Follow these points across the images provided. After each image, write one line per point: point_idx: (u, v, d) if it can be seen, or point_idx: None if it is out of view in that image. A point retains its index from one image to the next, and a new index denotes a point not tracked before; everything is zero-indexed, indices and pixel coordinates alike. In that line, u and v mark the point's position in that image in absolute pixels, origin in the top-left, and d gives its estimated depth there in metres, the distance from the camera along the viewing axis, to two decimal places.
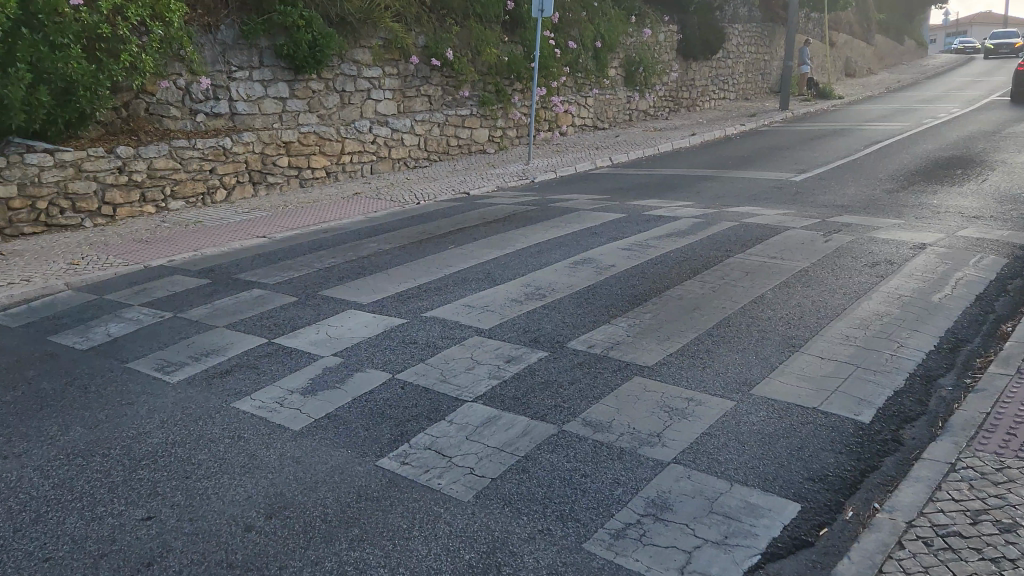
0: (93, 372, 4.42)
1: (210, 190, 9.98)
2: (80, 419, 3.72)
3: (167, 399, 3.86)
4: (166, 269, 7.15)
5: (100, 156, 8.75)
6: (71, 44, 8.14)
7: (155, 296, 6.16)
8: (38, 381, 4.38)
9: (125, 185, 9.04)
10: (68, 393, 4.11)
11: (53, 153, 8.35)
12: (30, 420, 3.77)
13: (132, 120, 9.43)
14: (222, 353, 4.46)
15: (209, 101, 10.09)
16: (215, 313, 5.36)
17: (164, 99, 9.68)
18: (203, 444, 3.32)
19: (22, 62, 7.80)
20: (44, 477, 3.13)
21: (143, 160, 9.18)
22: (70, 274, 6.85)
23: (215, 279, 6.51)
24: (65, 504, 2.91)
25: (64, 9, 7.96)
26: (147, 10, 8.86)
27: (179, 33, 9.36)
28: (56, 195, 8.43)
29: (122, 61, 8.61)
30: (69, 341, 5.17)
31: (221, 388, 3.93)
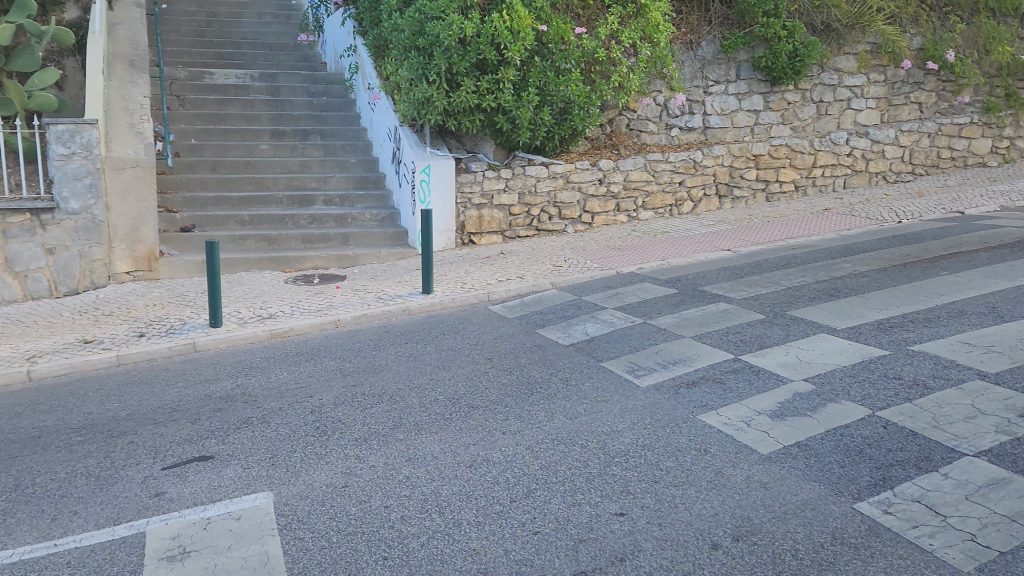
0: (575, 367, 5.26)
1: (678, 201, 10.39)
2: (564, 407, 4.56)
3: (636, 401, 4.61)
4: (637, 276, 7.65)
5: (585, 169, 9.61)
6: (572, 68, 9.05)
7: (628, 302, 6.73)
8: (532, 368, 5.27)
9: (604, 195, 9.82)
10: (554, 383, 4.98)
11: (548, 166, 9.40)
12: (524, 403, 4.65)
13: (614, 135, 10.36)
14: (688, 364, 5.18)
15: (684, 116, 10.70)
16: (682, 324, 6.05)
17: (644, 116, 10.51)
18: (673, 453, 3.93)
19: (532, 86, 8.86)
20: (534, 458, 3.93)
21: (621, 172, 9.86)
22: (554, 275, 7.66)
23: (682, 290, 7.04)
24: (551, 485, 3.65)
25: (569, 38, 8.94)
26: (638, 33, 9.47)
27: (664, 53, 9.81)
28: (547, 203, 9.51)
29: (612, 81, 9.37)
30: (555, 335, 5.97)
31: (686, 399, 4.61)
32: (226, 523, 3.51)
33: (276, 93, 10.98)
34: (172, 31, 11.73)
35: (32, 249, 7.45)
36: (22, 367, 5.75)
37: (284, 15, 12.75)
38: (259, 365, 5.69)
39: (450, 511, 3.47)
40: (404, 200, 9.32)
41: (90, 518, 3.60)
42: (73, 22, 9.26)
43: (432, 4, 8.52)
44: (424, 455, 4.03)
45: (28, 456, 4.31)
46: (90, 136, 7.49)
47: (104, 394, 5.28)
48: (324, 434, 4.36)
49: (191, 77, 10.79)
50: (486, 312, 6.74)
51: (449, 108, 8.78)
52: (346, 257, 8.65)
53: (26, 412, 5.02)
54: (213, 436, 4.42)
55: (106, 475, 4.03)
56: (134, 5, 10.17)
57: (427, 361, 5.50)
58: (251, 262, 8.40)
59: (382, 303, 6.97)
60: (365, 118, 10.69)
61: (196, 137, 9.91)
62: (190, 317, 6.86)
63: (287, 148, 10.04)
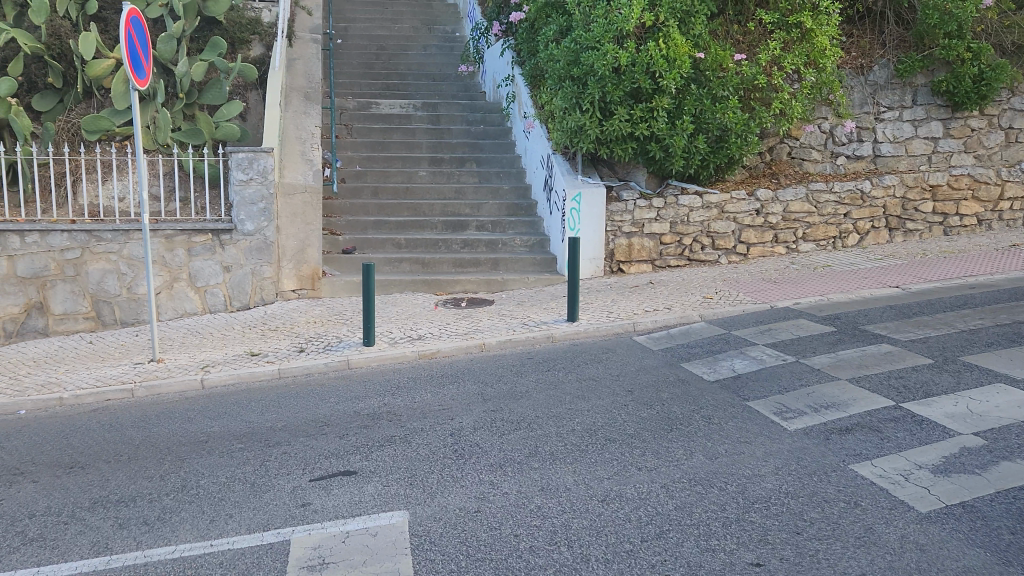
0: (718, 405, 5.06)
1: (843, 234, 9.85)
2: (705, 446, 4.40)
3: (782, 445, 4.39)
4: (793, 311, 7.30)
5: (741, 199, 9.32)
6: (729, 95, 8.81)
7: (780, 339, 6.42)
8: (673, 403, 5.13)
9: (761, 225, 9.47)
10: (695, 419, 4.82)
11: (702, 195, 9.19)
12: (663, 439, 4.52)
13: (774, 164, 10.00)
14: (842, 409, 4.86)
15: (852, 144, 10.17)
16: (839, 365, 5.70)
17: (808, 143, 10.08)
18: (820, 503, 3.72)
19: (687, 114, 8.70)
20: (670, 497, 3.82)
21: (781, 203, 9.48)
22: (704, 307, 7.44)
23: (841, 328, 6.64)
24: (685, 527, 3.53)
25: (728, 64, 8.69)
26: (803, 57, 9.08)
27: (831, 79, 9.34)
28: (700, 233, 9.28)
29: (773, 108, 9.04)
30: (700, 370, 5.78)
31: (838, 446, 4.35)
32: (364, 539, 3.61)
33: (437, 122, 11.41)
34: (345, 64, 12.48)
35: (212, 267, 8.07)
36: (197, 375, 6.23)
37: (448, 47, 13.24)
38: (405, 385, 5.86)
39: (579, 546, 3.42)
40: (554, 227, 9.40)
41: (243, 523, 3.81)
42: (257, 58, 10.04)
43: (589, 34, 8.57)
44: (557, 486, 4.00)
45: (195, 459, 4.64)
46: (266, 164, 8.05)
47: (265, 405, 5.61)
48: (461, 457, 4.42)
49: (359, 106, 11.41)
50: (631, 343, 6.64)
51: (602, 137, 8.77)
52: (495, 282, 8.81)
53: (197, 417, 5.41)
54: (357, 452, 4.59)
55: (260, 483, 4.26)
56: (312, 41, 10.90)
57: (567, 390, 5.46)
58: (405, 285, 8.73)
59: (528, 329, 7.02)
60: (519, 146, 10.88)
61: (361, 164, 10.46)
62: (346, 335, 7.20)
63: (443, 175, 10.39)
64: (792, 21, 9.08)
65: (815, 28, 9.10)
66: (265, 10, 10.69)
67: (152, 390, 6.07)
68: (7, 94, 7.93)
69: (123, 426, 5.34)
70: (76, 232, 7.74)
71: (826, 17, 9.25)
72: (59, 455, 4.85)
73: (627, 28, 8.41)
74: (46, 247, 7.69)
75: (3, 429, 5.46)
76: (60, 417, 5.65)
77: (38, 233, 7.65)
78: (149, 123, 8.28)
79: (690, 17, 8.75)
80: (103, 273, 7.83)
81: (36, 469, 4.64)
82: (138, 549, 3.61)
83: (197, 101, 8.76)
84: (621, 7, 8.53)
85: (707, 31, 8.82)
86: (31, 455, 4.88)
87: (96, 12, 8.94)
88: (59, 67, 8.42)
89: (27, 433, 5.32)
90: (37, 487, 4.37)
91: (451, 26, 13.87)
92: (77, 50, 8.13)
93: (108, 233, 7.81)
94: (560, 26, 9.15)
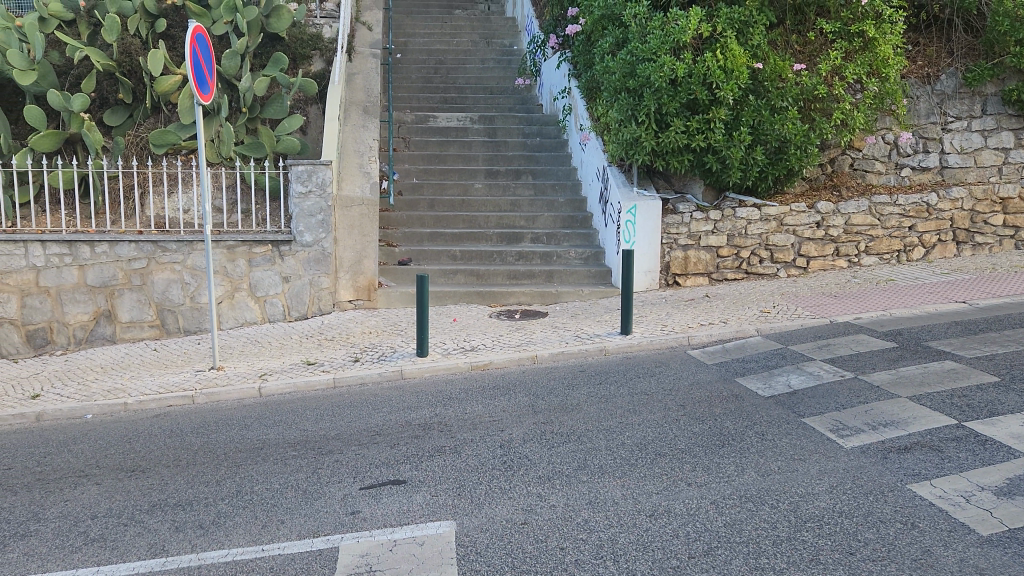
0: (772, 421, 4.95)
1: (907, 247, 9.57)
2: (757, 463, 4.31)
3: (837, 463, 4.27)
4: (853, 326, 7.12)
5: (801, 211, 9.13)
6: (789, 105, 8.63)
7: (839, 355, 6.26)
8: (726, 418, 5.03)
9: (822, 238, 9.27)
10: (748, 436, 4.72)
11: (760, 208, 9.03)
12: (715, 454, 4.44)
13: (835, 175, 9.77)
14: (901, 427, 4.71)
15: (918, 155, 9.90)
16: (899, 382, 5.53)
17: (871, 155, 9.83)
18: (875, 523, 3.61)
19: (745, 125, 8.57)
20: (719, 514, 3.74)
21: (842, 215, 9.26)
22: (760, 321, 7.31)
23: (903, 344, 6.44)
24: (735, 544, 3.46)
25: (788, 75, 8.54)
26: (865, 67, 8.90)
27: (895, 88, 9.15)
28: (758, 246, 9.12)
29: (834, 119, 8.85)
30: (754, 386, 5.67)
31: (896, 465, 4.21)
32: (410, 548, 3.63)
33: (493, 134, 11.48)
34: (404, 78, 12.67)
35: (271, 277, 8.24)
36: (255, 383, 6.36)
37: (505, 60, 13.32)
38: (457, 396, 5.88)
39: (625, 561, 3.38)
40: (609, 240, 9.35)
41: (294, 529, 3.87)
42: (318, 73, 10.25)
43: (644, 46, 8.51)
44: (605, 500, 3.95)
45: (250, 465, 4.73)
46: (324, 176, 8.19)
47: (320, 413, 5.70)
48: (510, 469, 4.42)
49: (417, 120, 11.55)
50: (685, 357, 6.56)
51: (657, 149, 8.71)
52: (549, 294, 8.80)
53: (254, 425, 5.51)
54: (407, 462, 4.62)
55: (312, 490, 4.31)
56: (371, 56, 11.09)
57: (619, 403, 5.41)
58: (459, 296, 8.78)
59: (581, 342, 6.99)
60: (575, 159, 10.86)
61: (418, 177, 10.59)
62: (400, 346, 7.26)
63: (499, 188, 10.44)
64: (855, 30, 8.90)
65: (878, 37, 8.92)
66: (326, 26, 10.92)
67: (213, 397, 6.21)
68: (81, 109, 8.24)
69: (183, 431, 5.48)
70: (143, 243, 8.00)
71: (890, 25, 9.05)
72: (122, 459, 4.99)
73: (684, 39, 8.35)
74: (115, 257, 7.97)
75: (71, 432, 5.65)
76: (125, 422, 5.82)
77: (108, 243, 7.93)
78: (213, 137, 8.52)
79: (748, 28, 8.62)
80: (168, 282, 8.06)
81: (100, 472, 4.79)
82: (193, 552, 3.70)
83: (259, 115, 8.98)
84: (678, 18, 8.48)
85: (765, 41, 8.69)
86: (96, 458, 5.04)
87: (165, 30, 9.25)
88: (129, 83, 8.72)
89: (93, 436, 5.50)
90: (100, 489, 4.51)
91: (509, 39, 13.94)
92: (146, 67, 8.42)
93: (173, 244, 8.05)
94: (616, 39, 9.12)
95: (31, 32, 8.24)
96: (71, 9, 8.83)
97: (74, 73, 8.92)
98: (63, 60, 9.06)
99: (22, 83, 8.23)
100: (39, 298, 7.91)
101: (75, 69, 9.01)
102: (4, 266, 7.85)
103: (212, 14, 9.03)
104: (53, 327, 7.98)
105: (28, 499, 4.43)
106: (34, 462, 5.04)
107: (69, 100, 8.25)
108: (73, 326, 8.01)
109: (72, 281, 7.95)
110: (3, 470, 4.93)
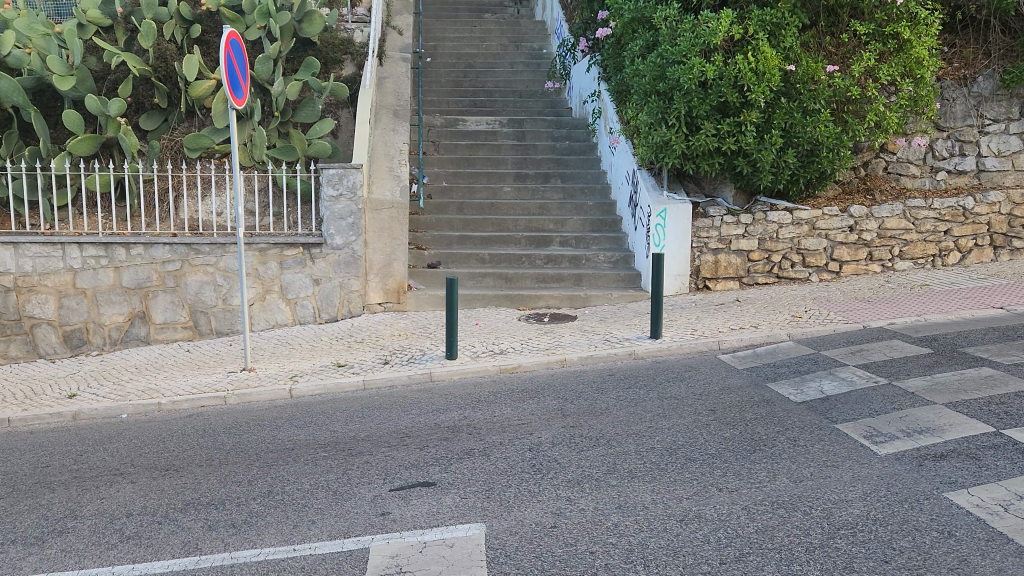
0: (805, 426, 4.89)
1: (943, 252, 9.43)
2: (788, 469, 4.26)
3: (871, 470, 4.21)
4: (887, 332, 7.03)
5: (833, 215, 9.03)
6: (821, 108, 8.55)
7: (873, 360, 6.19)
8: (757, 424, 4.99)
9: (854, 243, 9.16)
10: (780, 441, 4.67)
11: (792, 211, 8.96)
12: (746, 460, 4.40)
13: (869, 179, 9.65)
14: (937, 434, 4.64)
15: (953, 158, 9.77)
16: (935, 388, 5.45)
17: (905, 158, 9.71)
18: (910, 531, 3.56)
19: (776, 128, 8.50)
20: (751, 519, 3.71)
21: (876, 219, 9.14)
22: (792, 326, 7.24)
23: (938, 350, 6.34)
24: (766, 550, 3.43)
25: (821, 76, 8.45)
26: (899, 69, 8.81)
27: (930, 90, 9.04)
28: (790, 250, 9.04)
29: (868, 121, 8.75)
30: (786, 391, 5.61)
31: (932, 473, 4.15)
32: (440, 550, 3.64)
33: (523, 137, 11.49)
34: (433, 82, 12.73)
35: (302, 279, 8.32)
36: (286, 385, 6.42)
37: (535, 64, 13.33)
38: (486, 399, 5.89)
39: (656, 566, 3.36)
40: (639, 243, 9.32)
41: (325, 529, 3.90)
42: (349, 77, 10.34)
43: (675, 48, 8.47)
44: (635, 504, 3.94)
45: (282, 465, 4.78)
46: (355, 180, 8.24)
47: (350, 415, 5.74)
48: (539, 472, 4.42)
49: (447, 123, 11.60)
50: (715, 361, 6.51)
51: (687, 152, 8.67)
52: (579, 297, 8.79)
53: (285, 426, 5.57)
54: (437, 464, 4.64)
55: (343, 491, 4.35)
56: (402, 60, 11.17)
57: (648, 407, 5.39)
58: (488, 299, 8.80)
59: (610, 345, 6.97)
60: (604, 162, 10.84)
61: (447, 180, 10.63)
62: (430, 349, 7.30)
63: (528, 192, 10.46)
64: (889, 31, 8.80)
65: (913, 38, 8.81)
66: (357, 31, 11.02)
67: (244, 397, 6.29)
68: (117, 114, 8.38)
69: (215, 431, 5.55)
70: (177, 245, 8.12)
71: (925, 26, 8.94)
72: (156, 458, 5.07)
73: (715, 42, 8.31)
74: (150, 259, 8.09)
75: (106, 431, 5.74)
76: (158, 422, 5.91)
77: (143, 245, 8.06)
78: (246, 140, 8.63)
79: (780, 29, 8.55)
80: (201, 284, 8.17)
81: (134, 471, 4.87)
82: (226, 550, 3.74)
83: (291, 119, 9.08)
84: (709, 21, 8.44)
85: (798, 43, 8.62)
86: (130, 457, 5.12)
87: (199, 35, 9.39)
88: (164, 88, 8.86)
89: (128, 436, 5.58)
90: (135, 487, 4.59)
91: (538, 43, 13.96)
92: (181, 71, 8.55)
93: (206, 247, 8.15)
94: (646, 41, 9.09)
95: (69, 38, 8.42)
96: (108, 15, 9.00)
97: (111, 78, 9.08)
98: (100, 65, 9.23)
99: (61, 89, 8.39)
100: (76, 299, 8.06)
101: (112, 74, 9.17)
102: (42, 267, 8.00)
103: (246, 19, 9.14)
104: (90, 328, 8.13)
105: (65, 496, 4.51)
106: (70, 460, 5.13)
107: (106, 104, 8.40)
108: (108, 326, 8.15)
109: (108, 282, 8.08)
110: (40, 468, 5.02)
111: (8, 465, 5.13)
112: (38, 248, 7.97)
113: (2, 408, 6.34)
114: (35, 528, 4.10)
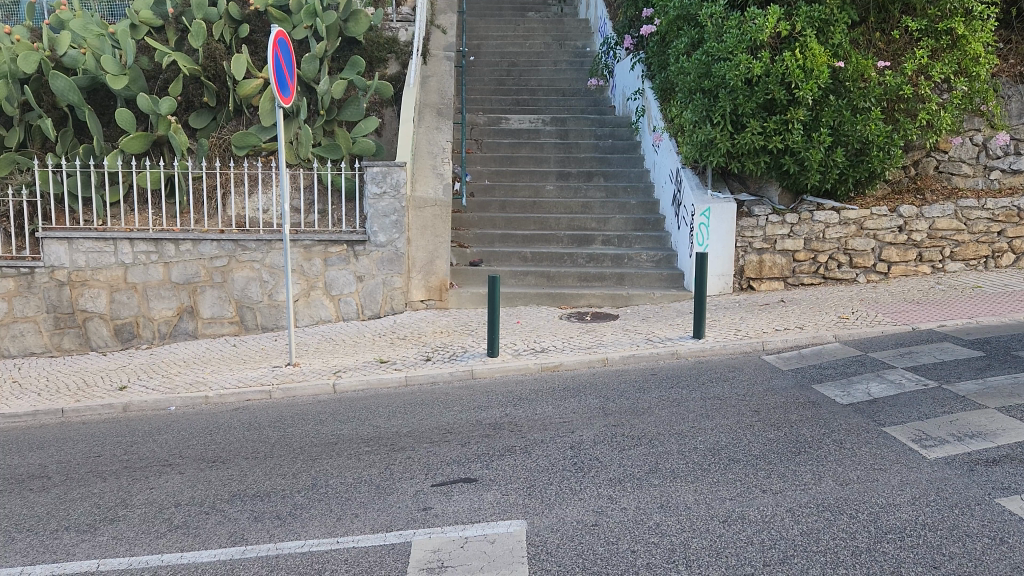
0: (851, 430, 4.81)
1: (995, 253, 9.23)
2: (834, 472, 4.20)
3: (919, 474, 4.13)
4: (936, 334, 6.87)
5: (883, 215, 8.86)
6: (872, 105, 8.40)
7: (922, 363, 6.05)
8: (803, 426, 4.92)
9: (904, 243, 8.98)
10: (825, 443, 4.61)
11: (839, 211, 8.81)
12: (791, 462, 4.35)
13: (920, 178, 9.42)
14: (989, 439, 4.53)
15: (1008, 157, 9.52)
16: (987, 392, 5.31)
17: (957, 157, 9.49)
18: (960, 537, 3.49)
19: (825, 126, 8.35)
20: (795, 522, 3.67)
21: (926, 220, 8.96)
22: (839, 327, 7.12)
23: (990, 354, 6.19)
24: (811, 553, 3.39)
25: (871, 74, 8.30)
26: (954, 66, 8.65)
27: (984, 88, 8.85)
28: (837, 250, 8.90)
29: (919, 119, 8.59)
30: (832, 393, 5.52)
31: (983, 478, 4.06)
32: (482, 545, 3.66)
33: (565, 136, 11.47)
34: (476, 82, 12.77)
35: (346, 276, 8.42)
36: (329, 380, 6.50)
37: (578, 62, 13.29)
38: (528, 397, 5.90)
39: (698, 567, 3.34)
40: (682, 243, 9.25)
41: (367, 523, 3.95)
42: (393, 76, 10.41)
43: (721, 45, 8.39)
44: (676, 504, 3.92)
45: (326, 459, 4.84)
46: (400, 178, 8.28)
47: (392, 411, 5.78)
48: (580, 470, 4.42)
49: (489, 122, 11.63)
50: (759, 362, 6.43)
51: (733, 150, 8.57)
52: (620, 296, 8.75)
53: (328, 420, 5.64)
54: (478, 461, 4.66)
55: (386, 486, 4.39)
56: (445, 58, 11.24)
57: (691, 408, 5.35)
58: (529, 298, 8.82)
59: (652, 345, 6.94)
60: (648, 160, 10.77)
61: (490, 179, 10.68)
62: (471, 346, 7.32)
63: (571, 190, 10.44)
64: (943, 27, 8.61)
65: (968, 34, 8.63)
66: (402, 30, 11.10)
67: (289, 392, 6.38)
68: (168, 112, 8.54)
69: (260, 425, 5.64)
70: (224, 241, 8.27)
71: (981, 21, 8.72)
72: (203, 450, 5.18)
73: (761, 39, 8.19)
74: (197, 255, 8.25)
75: (155, 424, 5.86)
76: (205, 414, 6.04)
77: (191, 242, 8.22)
78: (292, 139, 8.73)
79: (829, 26, 8.41)
80: (247, 280, 8.32)
81: (182, 462, 4.98)
82: (271, 542, 3.80)
83: (336, 118, 9.18)
84: (756, 17, 8.30)
85: (847, 40, 8.46)
86: (178, 448, 5.24)
87: (248, 36, 9.58)
88: (213, 87, 9.00)
89: (176, 428, 5.71)
90: (183, 478, 4.68)
91: (581, 41, 13.91)
92: (229, 70, 8.71)
93: (252, 244, 8.29)
94: (691, 38, 9.02)
95: (122, 39, 8.62)
96: (160, 15, 9.24)
97: (162, 77, 9.27)
98: (152, 64, 9.41)
99: (114, 87, 8.57)
100: (127, 293, 8.26)
101: (163, 73, 9.34)
102: (95, 263, 8.21)
103: (293, 19, 9.29)
104: (140, 322, 8.34)
105: (116, 486, 4.63)
106: (121, 451, 5.26)
107: (157, 104, 8.55)
108: (157, 321, 8.35)
109: (158, 278, 8.27)
110: (93, 457, 5.16)
111: (62, 454, 5.27)
112: (91, 243, 8.18)
113: (56, 399, 6.52)
114: (88, 516, 4.22)
